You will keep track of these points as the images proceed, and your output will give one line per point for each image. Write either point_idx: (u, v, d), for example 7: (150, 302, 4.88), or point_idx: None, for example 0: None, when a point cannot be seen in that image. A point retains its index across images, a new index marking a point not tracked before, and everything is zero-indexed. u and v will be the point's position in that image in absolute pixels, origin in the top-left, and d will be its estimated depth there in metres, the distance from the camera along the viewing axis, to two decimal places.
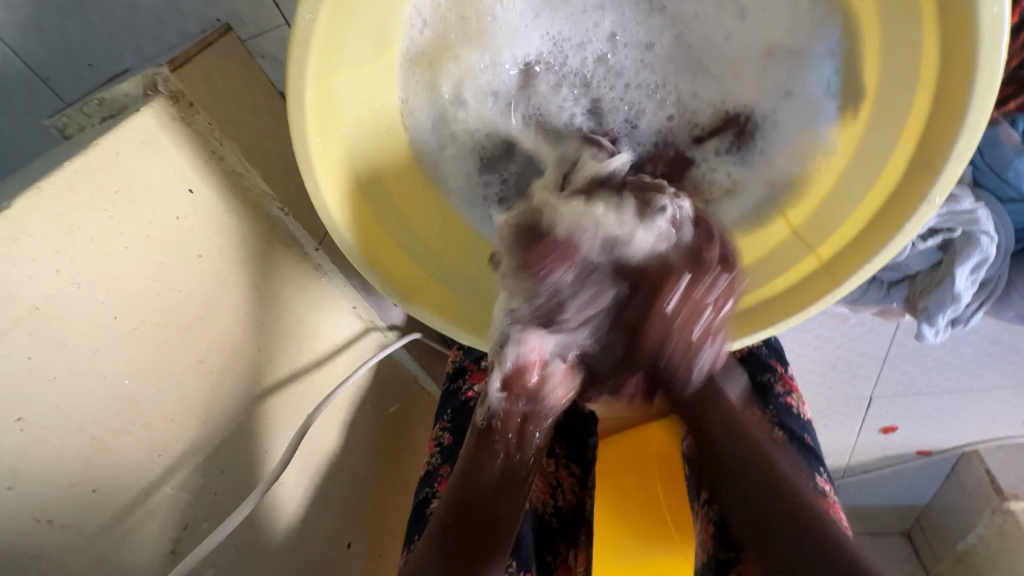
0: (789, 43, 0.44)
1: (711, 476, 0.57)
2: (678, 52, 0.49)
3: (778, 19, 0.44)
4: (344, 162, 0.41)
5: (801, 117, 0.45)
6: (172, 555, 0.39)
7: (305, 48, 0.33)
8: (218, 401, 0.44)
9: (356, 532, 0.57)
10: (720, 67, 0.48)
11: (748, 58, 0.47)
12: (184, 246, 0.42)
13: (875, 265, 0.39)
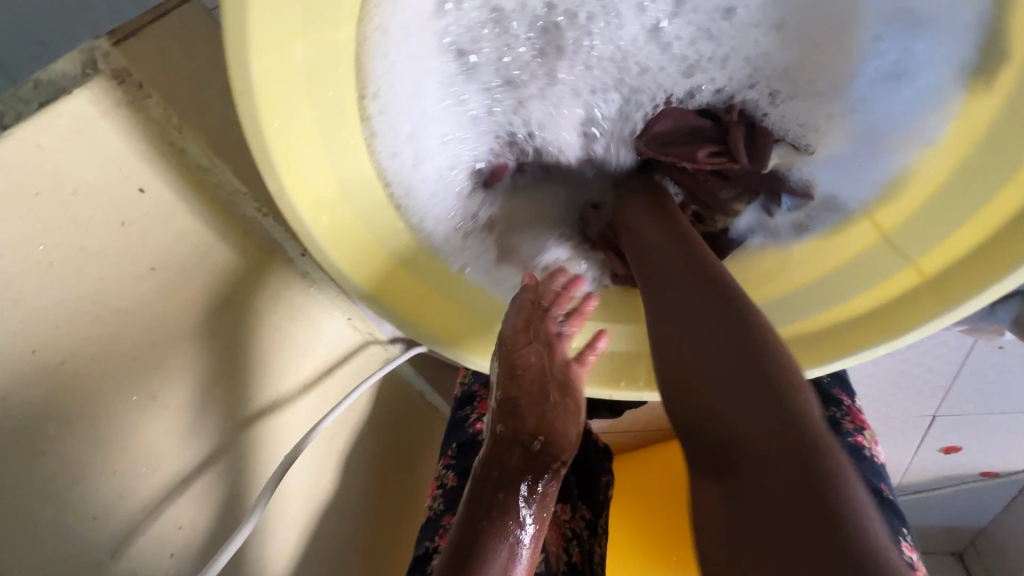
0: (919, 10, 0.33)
1: None
2: (780, 27, 0.40)
3: None
4: (319, 153, 0.33)
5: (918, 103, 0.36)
6: None
7: (241, 2, 0.25)
8: (177, 442, 0.37)
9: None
10: (825, 41, 0.39)
11: (857, 35, 0.37)
12: (130, 258, 0.35)
13: (1011, 280, 0.30)
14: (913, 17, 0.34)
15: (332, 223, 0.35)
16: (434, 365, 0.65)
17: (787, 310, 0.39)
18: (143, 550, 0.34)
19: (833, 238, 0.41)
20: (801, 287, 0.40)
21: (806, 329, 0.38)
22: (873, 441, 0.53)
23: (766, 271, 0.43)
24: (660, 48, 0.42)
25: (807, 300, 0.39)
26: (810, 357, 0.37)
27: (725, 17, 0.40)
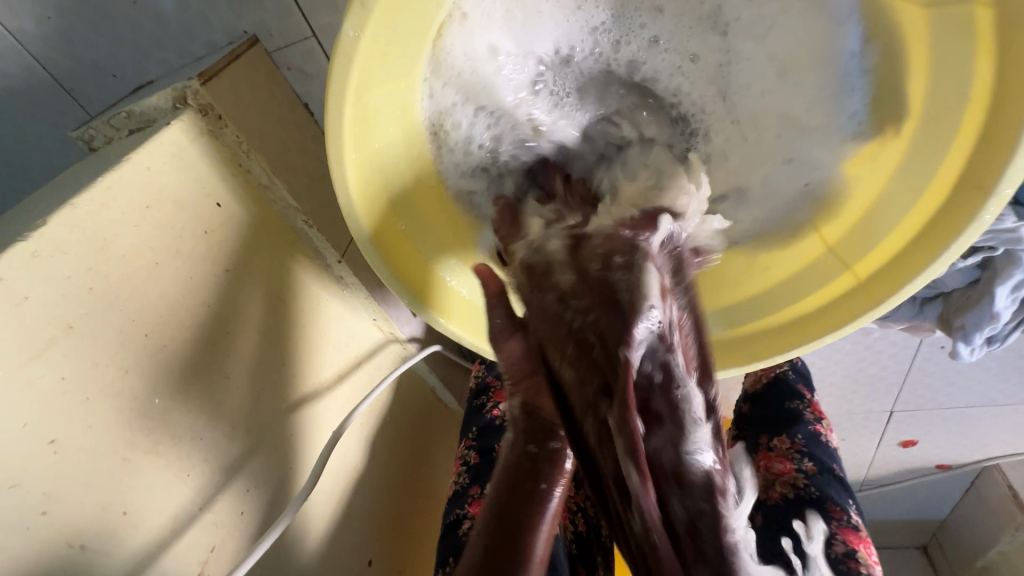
0: (806, 118, 0.42)
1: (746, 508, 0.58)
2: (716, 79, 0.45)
3: (807, 90, 0.41)
4: (376, 176, 0.41)
5: (821, 158, 0.43)
6: None
7: (348, 65, 0.33)
8: (244, 418, 0.43)
9: (380, 552, 0.56)
10: (746, 126, 0.46)
11: (769, 124, 0.45)
12: (211, 261, 0.42)
13: (918, 282, 0.37)
14: (803, 121, 0.43)
15: (392, 249, 0.43)
16: (445, 363, 0.72)
17: (754, 308, 0.46)
18: (225, 507, 0.40)
19: (785, 249, 0.46)
20: (755, 294, 0.47)
21: (756, 329, 0.46)
22: (829, 429, 0.62)
23: (734, 275, 0.48)
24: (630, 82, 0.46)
25: (769, 299, 0.46)
26: (768, 347, 0.45)
27: (691, 64, 0.45)
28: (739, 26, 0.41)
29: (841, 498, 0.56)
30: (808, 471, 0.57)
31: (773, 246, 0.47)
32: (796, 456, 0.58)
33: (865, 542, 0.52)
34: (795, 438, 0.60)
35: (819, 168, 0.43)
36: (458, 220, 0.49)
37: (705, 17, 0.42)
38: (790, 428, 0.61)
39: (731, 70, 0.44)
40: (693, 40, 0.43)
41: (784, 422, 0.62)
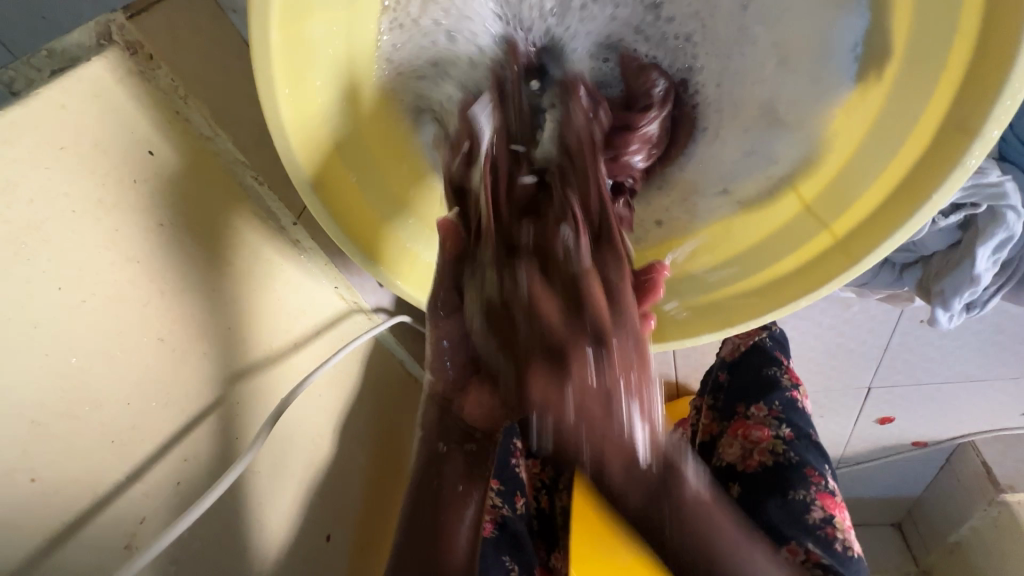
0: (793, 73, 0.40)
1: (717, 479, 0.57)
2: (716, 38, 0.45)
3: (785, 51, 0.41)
4: (319, 120, 0.37)
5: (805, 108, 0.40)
6: (128, 550, 0.35)
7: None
8: (182, 384, 0.40)
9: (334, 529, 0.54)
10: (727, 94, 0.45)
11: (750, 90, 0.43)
12: (140, 213, 0.38)
13: (897, 238, 0.35)
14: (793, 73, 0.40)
15: (336, 195, 0.39)
16: (414, 336, 0.70)
17: (730, 270, 0.43)
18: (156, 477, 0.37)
19: (759, 208, 0.43)
20: (730, 257, 0.44)
21: (731, 293, 0.43)
22: (804, 397, 0.60)
23: (703, 237, 0.45)
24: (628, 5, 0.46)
25: (744, 261, 0.43)
26: (745, 311, 0.42)
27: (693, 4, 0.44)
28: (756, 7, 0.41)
29: (820, 462, 0.55)
30: (787, 437, 0.56)
31: (747, 206, 0.43)
32: (774, 423, 0.57)
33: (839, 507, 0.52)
34: (772, 405, 0.59)
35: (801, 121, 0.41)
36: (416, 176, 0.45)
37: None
38: (763, 395, 0.60)
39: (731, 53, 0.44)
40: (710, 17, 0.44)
41: (757, 389, 0.60)
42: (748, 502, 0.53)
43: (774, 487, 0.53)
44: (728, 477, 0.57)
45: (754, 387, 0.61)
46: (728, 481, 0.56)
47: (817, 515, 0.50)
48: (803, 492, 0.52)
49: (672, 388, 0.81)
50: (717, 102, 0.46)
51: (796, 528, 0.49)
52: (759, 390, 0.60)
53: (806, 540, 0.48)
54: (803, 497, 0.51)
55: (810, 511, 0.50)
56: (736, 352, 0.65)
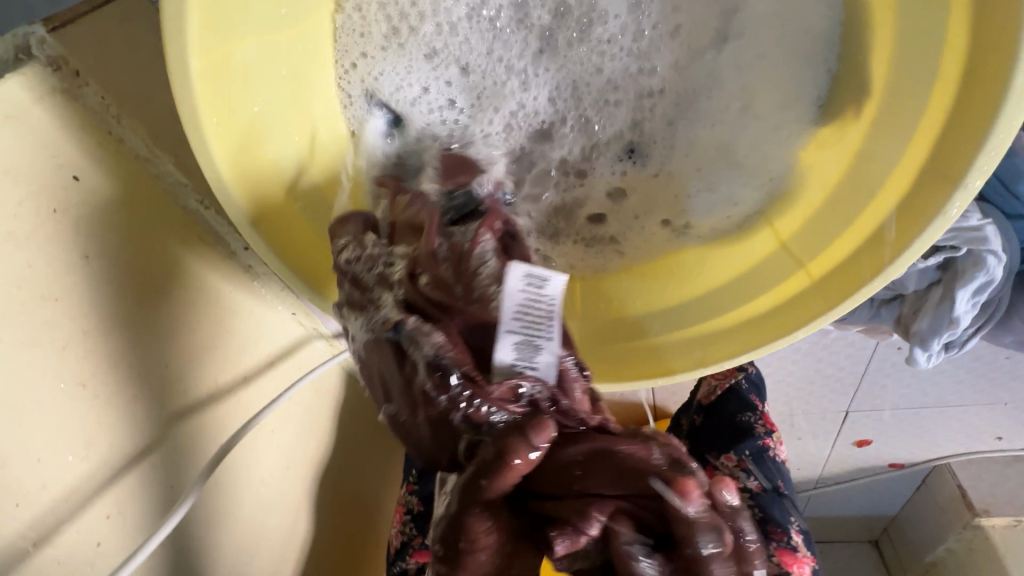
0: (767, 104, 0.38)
1: None
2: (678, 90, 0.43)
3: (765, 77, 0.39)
4: (260, 147, 0.35)
5: (781, 143, 0.38)
6: None
7: (181, 10, 0.28)
8: (106, 432, 0.37)
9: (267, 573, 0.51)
10: (683, 132, 0.44)
11: (726, 116, 0.41)
12: (61, 245, 0.34)
13: (874, 286, 0.33)
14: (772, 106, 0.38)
15: (277, 234, 0.37)
16: None
17: (704, 307, 0.40)
18: (70, 539, 0.34)
19: (734, 243, 0.40)
20: (703, 292, 0.41)
21: (704, 331, 0.40)
22: (778, 441, 0.65)
23: (681, 271, 0.42)
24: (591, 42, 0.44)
25: (716, 301, 0.40)
26: (718, 350, 0.40)
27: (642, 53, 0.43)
28: (737, 43, 0.40)
29: (784, 516, 0.61)
30: (754, 490, 0.62)
31: (723, 240, 0.41)
32: (742, 475, 0.63)
33: (800, 562, 0.58)
34: (742, 455, 0.64)
35: (775, 158, 0.39)
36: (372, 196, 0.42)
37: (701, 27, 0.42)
38: (736, 443, 0.65)
39: (701, 91, 0.43)
40: (685, 64, 0.43)
41: (732, 438, 0.65)
42: None
43: None
44: None
45: (727, 433, 0.66)
46: None
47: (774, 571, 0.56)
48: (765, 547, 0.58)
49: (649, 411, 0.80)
50: (666, 140, 0.44)
51: None
52: (737, 438, 0.65)
53: None
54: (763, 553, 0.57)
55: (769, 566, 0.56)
56: (711, 396, 0.69)
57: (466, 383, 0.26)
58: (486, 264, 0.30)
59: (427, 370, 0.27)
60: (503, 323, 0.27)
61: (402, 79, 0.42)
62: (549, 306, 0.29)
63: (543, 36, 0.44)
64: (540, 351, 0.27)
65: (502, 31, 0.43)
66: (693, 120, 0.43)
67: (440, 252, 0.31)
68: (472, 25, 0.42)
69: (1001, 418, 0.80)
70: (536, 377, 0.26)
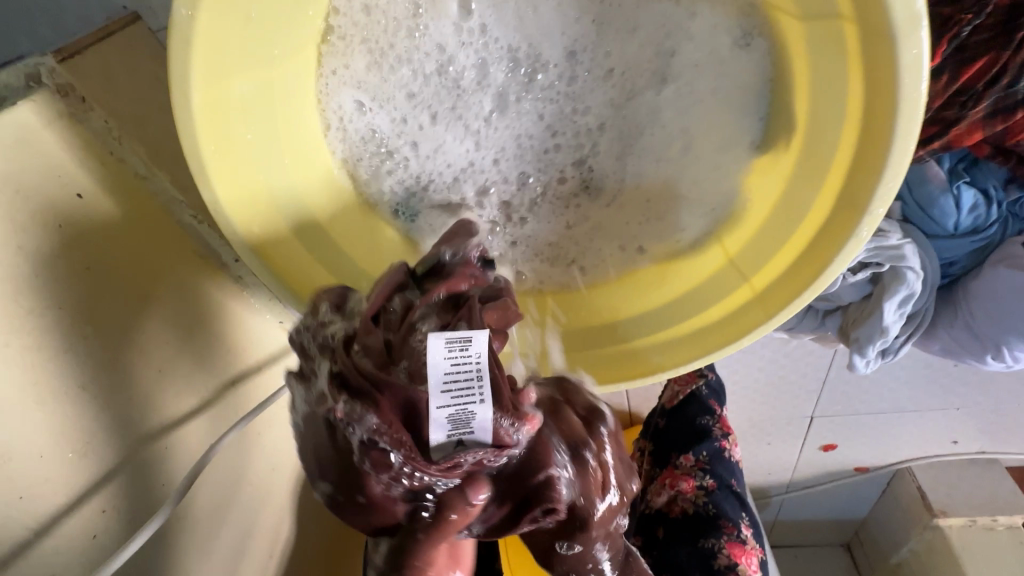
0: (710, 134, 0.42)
1: (649, 521, 0.70)
2: (622, 138, 0.46)
3: None
4: (253, 169, 0.39)
5: None
6: None
7: (186, 48, 0.31)
8: (102, 431, 0.39)
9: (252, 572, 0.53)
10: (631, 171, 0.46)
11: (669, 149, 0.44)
12: (66, 256, 0.37)
13: (806, 298, 0.38)
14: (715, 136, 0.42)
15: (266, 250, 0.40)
16: None
17: (661, 318, 0.44)
18: (67, 531, 0.36)
19: (688, 259, 0.44)
20: (663, 303, 0.44)
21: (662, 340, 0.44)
22: (733, 443, 0.72)
23: (641, 285, 0.46)
24: (551, 87, 0.45)
25: (672, 312, 0.44)
26: (675, 356, 0.43)
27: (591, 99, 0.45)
28: (674, 85, 0.42)
29: (735, 511, 0.68)
30: (708, 488, 0.68)
31: (678, 255, 0.45)
32: (699, 473, 0.69)
33: (748, 553, 0.65)
34: (699, 455, 0.70)
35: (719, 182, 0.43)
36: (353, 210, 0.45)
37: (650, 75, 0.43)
38: (695, 444, 0.71)
39: (644, 131, 0.45)
40: (621, 104, 0.44)
41: (692, 439, 0.71)
42: (668, 544, 0.67)
43: (692, 532, 0.66)
44: (657, 519, 0.70)
45: (688, 434, 0.71)
46: (656, 524, 0.70)
47: (723, 561, 0.63)
48: (716, 539, 0.65)
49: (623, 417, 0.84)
50: (615, 176, 0.47)
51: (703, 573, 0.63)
52: (695, 439, 0.71)
53: None
54: (713, 544, 0.65)
55: (718, 557, 0.64)
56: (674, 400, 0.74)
57: (404, 461, 0.27)
58: (426, 324, 0.28)
59: (362, 449, 0.27)
60: (435, 400, 0.26)
61: (366, 119, 0.44)
62: (477, 366, 0.27)
63: (496, 93, 0.45)
64: (478, 422, 0.27)
65: (464, 91, 0.44)
66: (637, 161, 0.46)
67: (387, 310, 0.30)
68: (435, 78, 0.43)
69: (952, 422, 0.86)
70: (479, 446, 0.27)
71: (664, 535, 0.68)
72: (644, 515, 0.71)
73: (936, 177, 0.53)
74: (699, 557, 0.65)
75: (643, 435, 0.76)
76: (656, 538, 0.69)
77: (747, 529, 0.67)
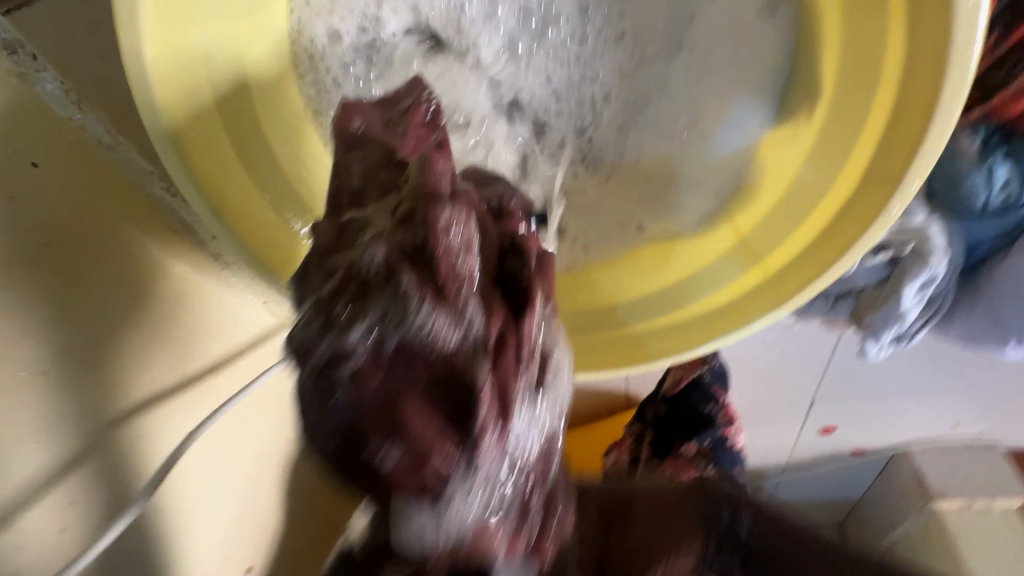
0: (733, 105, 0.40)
1: None
2: (630, 100, 0.43)
3: None
4: (220, 135, 0.35)
5: None
6: None
7: None
8: (71, 420, 0.37)
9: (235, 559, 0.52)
10: (643, 133, 0.43)
11: (677, 114, 0.41)
12: (26, 234, 0.34)
13: (822, 281, 0.35)
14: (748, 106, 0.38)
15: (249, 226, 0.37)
16: None
17: (668, 301, 0.41)
18: (41, 524, 0.34)
19: (697, 238, 0.41)
20: (670, 285, 0.41)
21: (668, 323, 0.41)
22: (736, 431, 0.72)
23: (643, 264, 0.43)
24: (554, 43, 0.43)
25: (676, 296, 0.41)
26: (681, 343, 0.40)
27: (601, 49, 0.43)
28: (688, 54, 0.40)
29: None
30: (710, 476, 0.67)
31: (688, 235, 0.42)
32: (701, 462, 0.69)
33: None
34: (702, 443, 0.72)
35: None
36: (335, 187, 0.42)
37: (669, 30, 0.41)
38: (697, 433, 0.72)
39: (650, 99, 0.42)
40: (630, 71, 0.43)
41: (694, 428, 0.72)
42: None
43: None
44: None
45: (690, 421, 0.73)
46: None
47: None
48: None
49: (620, 400, 0.83)
50: (616, 146, 0.45)
51: None
52: (699, 428, 0.73)
53: None
54: None
55: None
56: (676, 387, 0.75)
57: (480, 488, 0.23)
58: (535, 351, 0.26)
59: (443, 445, 0.22)
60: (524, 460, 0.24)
61: (338, 55, 0.41)
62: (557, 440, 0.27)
63: (504, 40, 0.43)
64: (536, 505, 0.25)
65: (469, 39, 0.43)
66: (647, 121, 0.43)
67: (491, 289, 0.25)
68: (426, 20, 0.43)
69: (955, 407, 0.84)
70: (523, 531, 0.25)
71: None
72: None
73: (968, 151, 0.50)
74: None
75: (642, 422, 0.76)
76: None
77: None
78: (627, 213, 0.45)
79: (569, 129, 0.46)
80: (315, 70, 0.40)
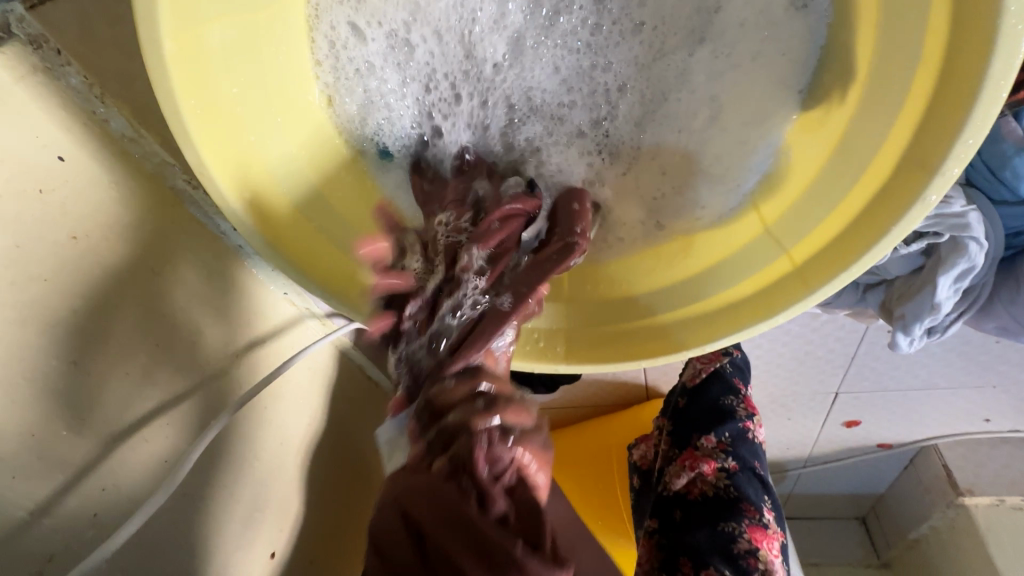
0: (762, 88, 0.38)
1: (663, 506, 0.68)
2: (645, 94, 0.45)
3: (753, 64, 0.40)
4: (238, 128, 0.35)
5: (772, 126, 0.39)
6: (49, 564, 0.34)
7: None
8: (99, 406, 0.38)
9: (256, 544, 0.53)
10: (659, 125, 0.44)
11: (697, 106, 0.42)
12: (49, 226, 0.35)
13: (852, 271, 0.32)
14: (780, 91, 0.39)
15: (266, 215, 0.37)
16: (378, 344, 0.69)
17: (689, 290, 0.40)
18: (72, 507, 0.35)
19: (720, 229, 0.41)
20: (690, 276, 0.41)
21: (690, 313, 0.39)
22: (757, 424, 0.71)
23: (667, 255, 0.42)
24: (564, 37, 0.45)
25: (698, 285, 0.40)
26: (699, 334, 0.38)
27: (615, 43, 0.45)
28: (710, 46, 0.42)
29: (757, 494, 0.67)
30: (731, 470, 0.67)
31: (710, 224, 0.41)
32: (721, 455, 0.68)
33: (769, 537, 0.64)
34: (722, 437, 0.69)
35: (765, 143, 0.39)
36: (347, 179, 0.43)
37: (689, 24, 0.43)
38: (718, 425, 0.70)
39: (669, 91, 0.44)
40: (648, 63, 0.44)
41: (714, 420, 0.70)
42: (685, 527, 0.65)
43: (712, 516, 0.65)
44: (673, 502, 0.68)
45: (710, 414, 0.71)
46: (671, 506, 0.67)
47: (743, 545, 0.62)
48: (736, 524, 0.64)
49: (639, 390, 0.82)
50: (634, 141, 0.45)
51: (718, 557, 0.61)
52: (718, 420, 0.70)
53: (723, 566, 0.61)
54: (734, 529, 0.63)
55: (738, 541, 0.62)
56: (696, 378, 0.74)
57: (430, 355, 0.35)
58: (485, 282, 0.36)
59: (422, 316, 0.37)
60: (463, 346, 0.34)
61: (364, 52, 0.42)
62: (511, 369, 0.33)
63: (512, 37, 0.45)
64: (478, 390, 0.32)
65: (479, 33, 0.44)
66: (658, 117, 0.44)
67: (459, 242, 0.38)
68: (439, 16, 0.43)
69: (988, 400, 0.81)
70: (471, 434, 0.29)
71: (680, 518, 0.66)
72: (661, 497, 0.69)
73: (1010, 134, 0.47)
74: (717, 540, 0.63)
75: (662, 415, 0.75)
76: (671, 522, 0.67)
77: (770, 513, 0.66)
78: (649, 202, 0.44)
79: (585, 121, 0.46)
80: (334, 64, 0.42)
